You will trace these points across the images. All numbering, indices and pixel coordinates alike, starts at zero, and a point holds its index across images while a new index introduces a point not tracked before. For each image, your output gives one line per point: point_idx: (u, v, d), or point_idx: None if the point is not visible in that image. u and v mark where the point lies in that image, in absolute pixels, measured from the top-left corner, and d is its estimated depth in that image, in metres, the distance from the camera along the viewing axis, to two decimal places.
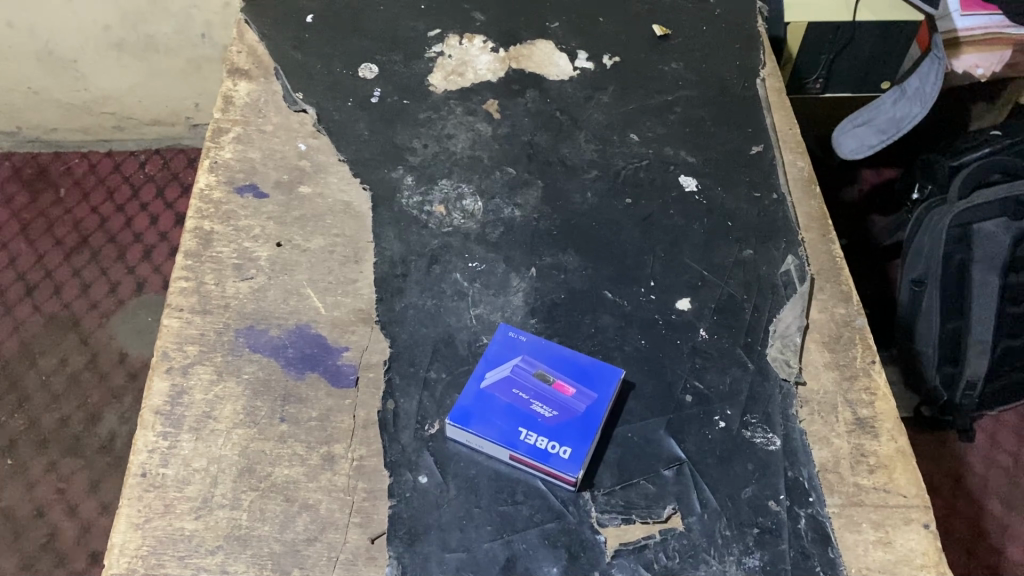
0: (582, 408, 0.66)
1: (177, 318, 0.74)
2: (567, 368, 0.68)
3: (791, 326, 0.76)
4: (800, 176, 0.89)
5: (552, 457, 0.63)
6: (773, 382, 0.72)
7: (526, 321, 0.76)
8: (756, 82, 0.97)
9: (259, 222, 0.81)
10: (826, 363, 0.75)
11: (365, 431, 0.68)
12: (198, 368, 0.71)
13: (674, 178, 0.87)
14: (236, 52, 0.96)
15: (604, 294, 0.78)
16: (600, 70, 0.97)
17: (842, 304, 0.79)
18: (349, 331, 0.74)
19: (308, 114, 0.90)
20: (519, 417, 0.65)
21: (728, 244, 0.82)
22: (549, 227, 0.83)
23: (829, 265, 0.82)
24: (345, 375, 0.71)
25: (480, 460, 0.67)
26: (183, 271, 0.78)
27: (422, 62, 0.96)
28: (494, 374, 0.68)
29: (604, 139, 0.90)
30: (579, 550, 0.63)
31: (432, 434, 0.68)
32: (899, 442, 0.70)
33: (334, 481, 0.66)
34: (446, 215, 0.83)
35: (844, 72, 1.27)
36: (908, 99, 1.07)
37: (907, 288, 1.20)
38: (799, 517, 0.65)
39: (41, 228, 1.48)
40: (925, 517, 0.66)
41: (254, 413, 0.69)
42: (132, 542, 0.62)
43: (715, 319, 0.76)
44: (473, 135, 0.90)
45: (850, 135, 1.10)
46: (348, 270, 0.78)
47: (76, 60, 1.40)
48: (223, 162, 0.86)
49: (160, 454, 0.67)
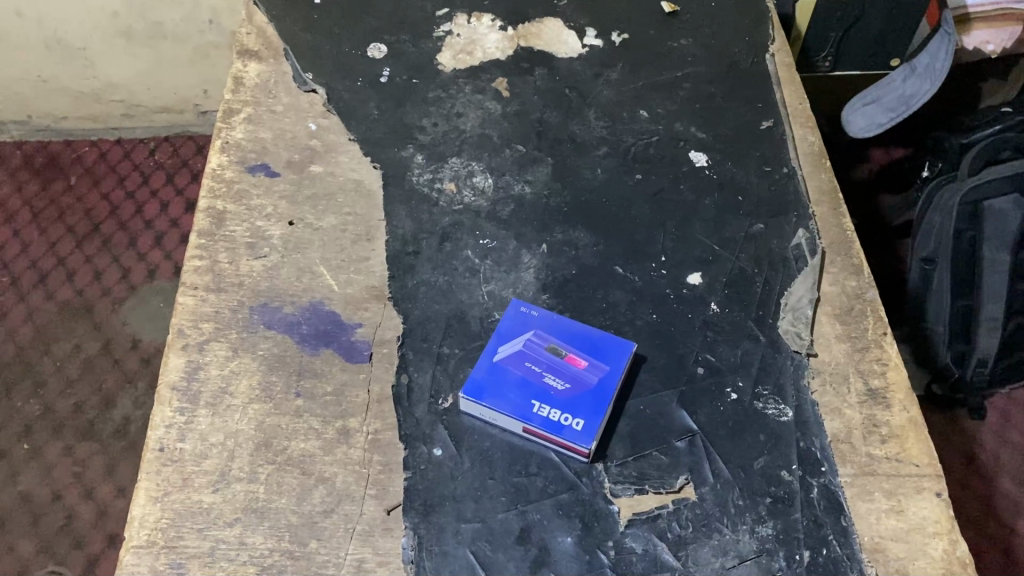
0: (595, 380, 0.67)
1: (192, 296, 0.75)
2: (579, 342, 0.69)
3: (802, 299, 0.76)
4: (811, 150, 0.89)
5: (565, 429, 0.64)
6: (784, 354, 0.73)
7: (538, 297, 0.76)
8: (765, 58, 0.96)
9: (271, 201, 0.82)
10: (838, 335, 0.75)
11: (380, 406, 0.69)
12: (212, 345, 0.72)
13: (684, 154, 0.87)
14: (245, 34, 0.96)
15: (615, 269, 0.78)
16: (608, 47, 0.97)
17: (853, 276, 0.78)
18: (362, 308, 0.75)
19: (317, 95, 0.90)
20: (532, 390, 0.66)
21: (739, 218, 0.82)
22: (559, 203, 0.83)
23: (841, 238, 0.82)
24: (359, 351, 0.72)
25: (495, 433, 0.67)
26: (196, 250, 0.78)
27: (430, 42, 0.96)
28: (506, 348, 0.69)
29: (613, 115, 0.90)
30: (593, 520, 0.64)
31: (446, 408, 0.69)
32: (911, 412, 0.70)
33: (349, 454, 0.66)
34: (456, 193, 0.83)
35: (854, 49, 1.28)
36: (917, 77, 1.08)
37: (917, 267, 1.21)
38: (812, 487, 0.66)
39: (53, 215, 1.49)
40: (938, 486, 0.66)
41: (269, 387, 0.69)
42: (151, 515, 0.63)
43: (727, 293, 0.76)
44: (482, 113, 0.90)
45: (859, 113, 1.12)
46: (361, 247, 0.79)
47: (84, 48, 1.41)
48: (234, 143, 0.86)
49: (178, 428, 0.67)
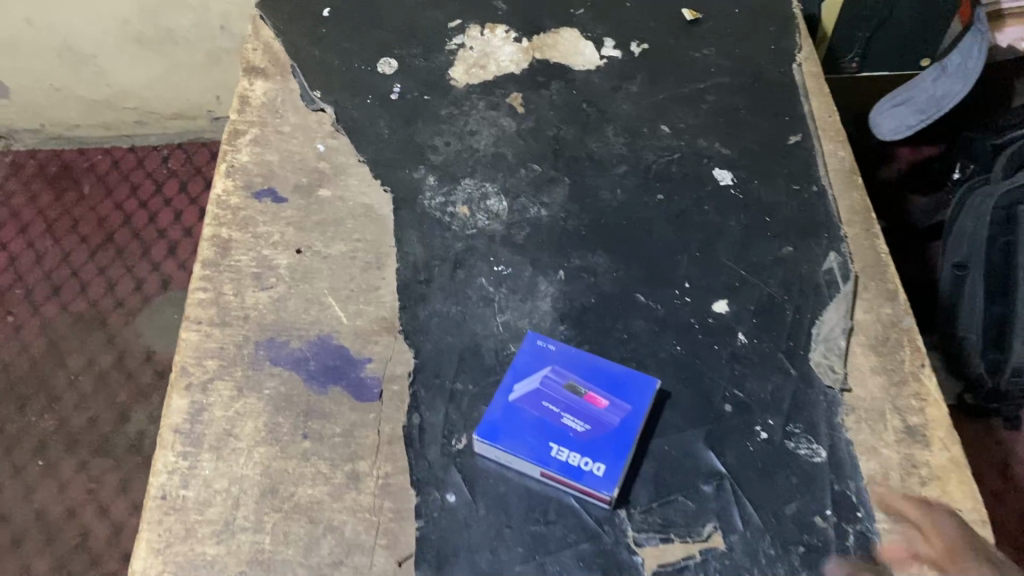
0: (616, 421, 0.63)
1: (196, 332, 0.72)
2: (599, 379, 0.66)
3: (835, 329, 0.72)
4: (843, 166, 0.84)
5: (585, 474, 0.61)
6: (817, 389, 0.69)
7: (555, 328, 0.73)
8: (792, 67, 0.92)
9: (278, 227, 0.79)
10: (873, 367, 0.70)
11: (391, 448, 0.66)
12: (216, 384, 0.69)
13: (708, 172, 0.83)
14: (252, 50, 0.93)
15: (637, 297, 0.75)
16: (627, 58, 0.93)
17: (889, 303, 0.74)
18: (372, 342, 0.71)
19: (325, 113, 0.87)
20: (550, 432, 0.63)
21: (767, 241, 0.78)
22: (577, 226, 0.79)
23: (875, 261, 0.77)
24: (368, 389, 0.69)
25: (511, 477, 0.64)
26: (201, 282, 0.75)
27: (442, 55, 0.93)
28: (522, 386, 0.65)
29: (633, 131, 0.87)
30: (616, 572, 0.60)
31: (460, 450, 0.65)
32: (952, 451, 0.66)
33: (358, 501, 0.63)
34: (470, 216, 0.80)
35: (882, 50, 1.23)
36: (949, 78, 1.03)
37: (949, 272, 1.16)
38: (848, 534, 0.62)
39: (67, 225, 1.48)
40: (983, 532, 0.62)
41: (276, 429, 0.66)
42: (154, 568, 0.60)
43: (755, 322, 0.73)
44: (497, 131, 0.86)
45: (888, 115, 1.08)
46: (370, 276, 0.76)
47: (95, 55, 1.39)
48: (240, 166, 0.83)
49: (180, 475, 0.64)
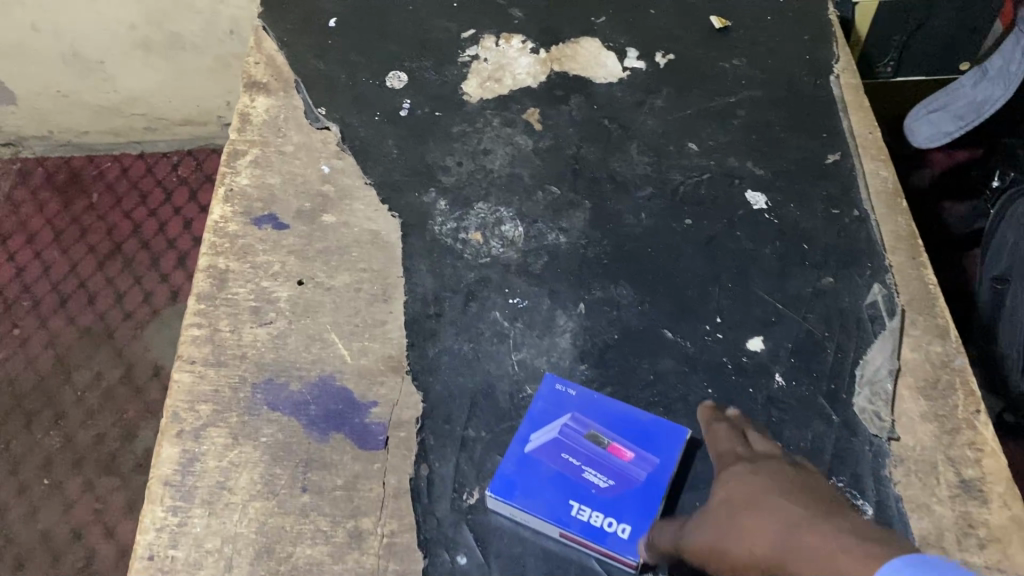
0: (642, 476, 0.58)
1: (189, 372, 0.67)
2: (623, 428, 0.60)
3: (881, 369, 0.66)
4: (885, 187, 0.78)
5: (609, 536, 0.56)
6: (862, 438, 0.63)
7: (575, 367, 0.67)
8: (829, 79, 0.86)
9: (278, 257, 0.74)
10: (923, 413, 0.64)
11: (396, 502, 0.61)
12: (210, 431, 0.64)
13: (739, 194, 0.77)
14: (253, 63, 0.88)
15: (664, 333, 0.69)
16: (652, 69, 0.87)
17: (939, 340, 0.68)
18: (378, 383, 0.66)
19: (331, 132, 0.82)
20: (570, 488, 0.57)
21: (806, 270, 0.72)
22: (598, 254, 0.74)
23: (923, 293, 0.71)
24: (373, 436, 0.64)
25: (527, 536, 0.59)
26: (196, 317, 0.70)
27: (454, 68, 0.87)
28: (539, 436, 0.60)
29: (658, 149, 0.81)
30: None
31: (471, 505, 0.60)
32: (1013, 509, 0.60)
33: (361, 562, 0.58)
34: (483, 243, 0.74)
35: (919, 54, 1.17)
36: (990, 80, 0.96)
37: (987, 286, 1.04)
38: None
39: (74, 235, 1.43)
40: None
41: (272, 482, 0.61)
42: None
43: (793, 362, 0.67)
44: (512, 150, 0.81)
45: (925, 122, 1.01)
46: (377, 310, 0.70)
47: (102, 61, 1.35)
48: (239, 190, 0.78)
49: (170, 532, 0.60)
